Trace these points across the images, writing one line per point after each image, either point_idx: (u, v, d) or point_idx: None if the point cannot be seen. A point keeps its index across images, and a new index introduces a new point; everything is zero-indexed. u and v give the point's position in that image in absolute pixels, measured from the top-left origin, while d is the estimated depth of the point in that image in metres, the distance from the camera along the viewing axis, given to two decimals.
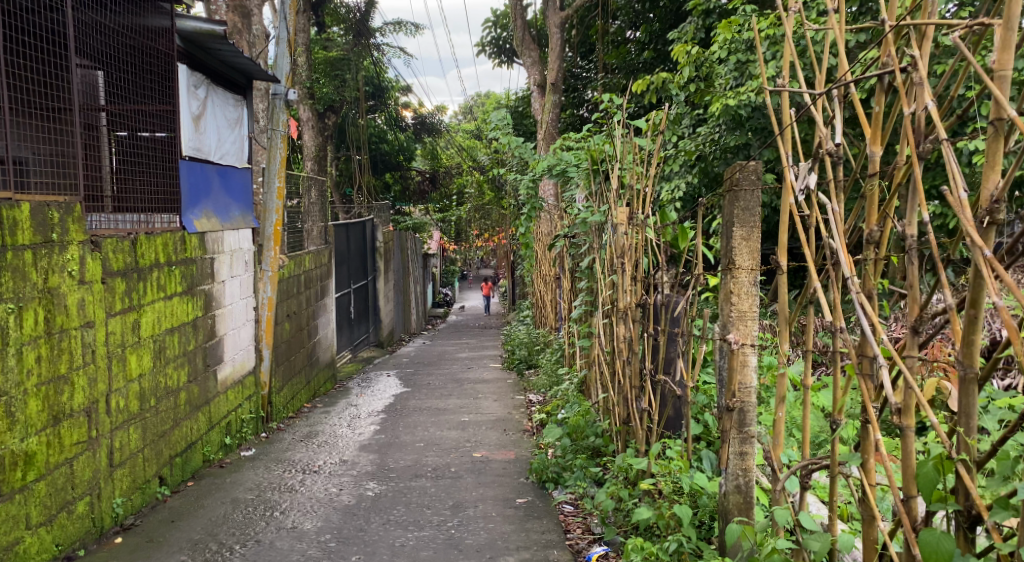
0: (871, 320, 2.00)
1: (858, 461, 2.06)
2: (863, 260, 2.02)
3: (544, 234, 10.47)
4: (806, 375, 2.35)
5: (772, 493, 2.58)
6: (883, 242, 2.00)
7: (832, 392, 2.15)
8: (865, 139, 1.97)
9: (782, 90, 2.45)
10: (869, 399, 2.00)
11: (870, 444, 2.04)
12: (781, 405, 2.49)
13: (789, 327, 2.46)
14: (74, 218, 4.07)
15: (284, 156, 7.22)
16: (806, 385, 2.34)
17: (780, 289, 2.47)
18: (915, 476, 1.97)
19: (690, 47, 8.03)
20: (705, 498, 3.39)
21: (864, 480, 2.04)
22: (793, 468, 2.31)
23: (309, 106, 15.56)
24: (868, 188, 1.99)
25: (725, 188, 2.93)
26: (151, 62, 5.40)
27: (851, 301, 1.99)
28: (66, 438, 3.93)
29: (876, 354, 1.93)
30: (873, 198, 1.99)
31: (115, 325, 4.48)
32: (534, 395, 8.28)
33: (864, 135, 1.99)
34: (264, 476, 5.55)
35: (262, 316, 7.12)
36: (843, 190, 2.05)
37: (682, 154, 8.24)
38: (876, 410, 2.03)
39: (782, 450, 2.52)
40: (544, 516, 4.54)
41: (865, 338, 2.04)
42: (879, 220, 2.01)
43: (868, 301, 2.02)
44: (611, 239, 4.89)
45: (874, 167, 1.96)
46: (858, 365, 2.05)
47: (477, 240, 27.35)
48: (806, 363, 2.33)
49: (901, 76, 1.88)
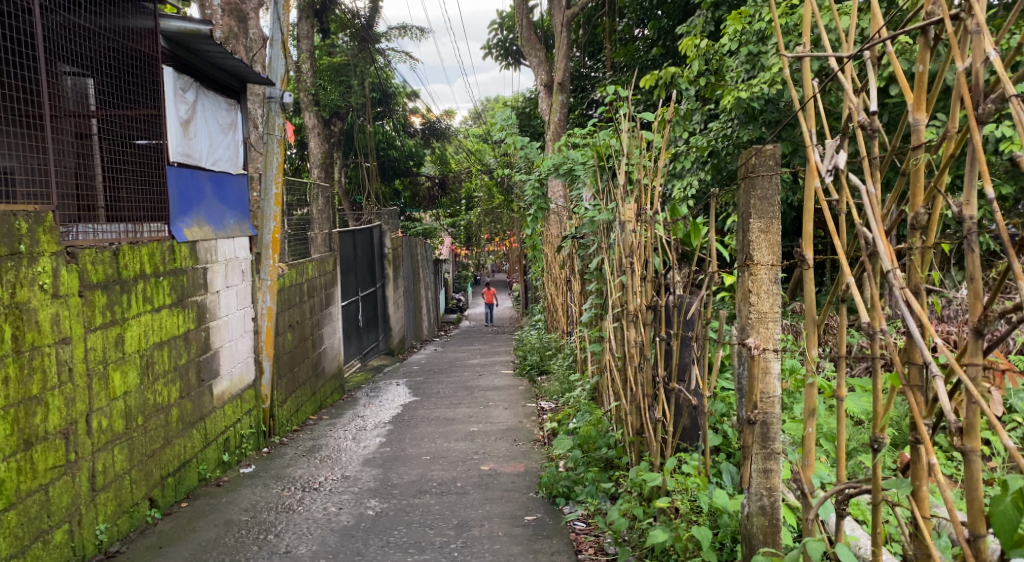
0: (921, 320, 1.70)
1: (908, 488, 1.78)
2: (910, 249, 1.73)
3: (553, 237, 10.20)
4: (839, 385, 2.05)
5: (802, 521, 2.27)
6: (931, 227, 1.72)
7: (873, 405, 1.85)
8: (908, 106, 1.68)
9: (803, 60, 2.16)
10: (920, 415, 1.71)
11: (923, 469, 1.75)
12: (811, 419, 2.19)
13: (817, 328, 2.16)
14: (45, 228, 3.84)
15: (280, 161, 6.99)
16: (840, 396, 2.04)
17: (808, 287, 2.16)
18: (982, 510, 1.69)
19: (699, 39, 7.73)
20: (726, 517, 3.10)
21: (916, 512, 1.76)
22: (826, 492, 2.00)
23: (315, 114, 15.25)
24: (914, 164, 1.72)
25: (740, 175, 2.66)
26: (134, 66, 5.14)
27: (895, 300, 1.68)
28: (41, 462, 3.71)
29: (929, 362, 1.64)
30: (918, 175, 1.72)
31: (95, 340, 4.24)
32: (546, 402, 7.99)
33: (906, 101, 1.69)
34: (262, 495, 5.28)
35: (262, 326, 6.87)
36: (879, 168, 1.75)
37: (694, 150, 7.95)
38: (929, 428, 1.75)
39: (813, 471, 2.22)
40: (554, 535, 4.25)
41: (913, 341, 1.74)
42: (928, 201, 1.73)
43: (916, 298, 1.73)
44: (619, 237, 4.58)
45: (919, 138, 1.66)
46: (905, 374, 1.76)
47: (488, 245, 27.12)
48: (838, 371, 2.03)
49: (952, 24, 1.62)
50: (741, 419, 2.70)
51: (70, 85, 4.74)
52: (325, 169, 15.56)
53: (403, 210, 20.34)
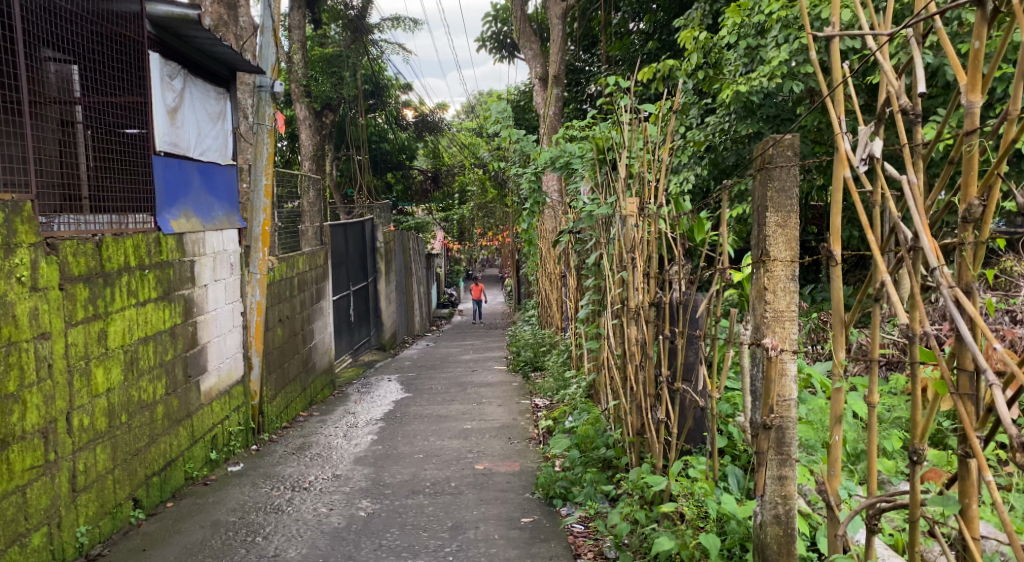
0: (969, 321, 1.72)
1: (957, 507, 1.78)
2: (961, 245, 1.74)
3: (548, 233, 10.05)
4: (871, 391, 2.01)
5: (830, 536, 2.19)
6: (985, 219, 1.71)
7: (913, 416, 1.82)
8: (962, 87, 1.71)
9: (831, 37, 2.06)
10: (972, 428, 1.70)
11: (974, 487, 1.76)
12: (838, 426, 2.14)
13: (845, 329, 2.17)
14: (22, 218, 3.67)
15: (270, 152, 6.83)
16: (873, 403, 2.00)
17: (836, 284, 2.15)
18: None
19: (698, 32, 7.59)
20: (734, 523, 2.98)
21: (966, 531, 1.77)
22: (858, 507, 1.93)
23: (306, 106, 15.04)
24: (967, 151, 1.73)
25: (756, 166, 2.56)
26: (119, 51, 4.96)
27: (942, 297, 1.69)
28: (18, 463, 3.56)
29: (986, 370, 1.60)
30: (971, 163, 1.73)
31: (76, 336, 4.09)
32: (540, 399, 7.86)
33: (960, 83, 1.72)
34: (251, 495, 5.14)
35: (251, 321, 6.70)
36: (921, 158, 1.76)
37: (691, 144, 7.81)
38: (980, 440, 1.74)
39: (840, 482, 2.15)
40: (552, 538, 4.12)
41: (962, 345, 1.73)
42: (982, 191, 1.72)
43: (967, 297, 1.72)
44: (620, 232, 4.44)
45: (974, 122, 1.69)
46: (955, 381, 1.74)
47: (481, 240, 26.92)
48: (872, 375, 2.00)
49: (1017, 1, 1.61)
50: (755, 423, 2.60)
51: (52, 71, 4.58)
52: (316, 161, 15.33)
53: (395, 204, 20.14)
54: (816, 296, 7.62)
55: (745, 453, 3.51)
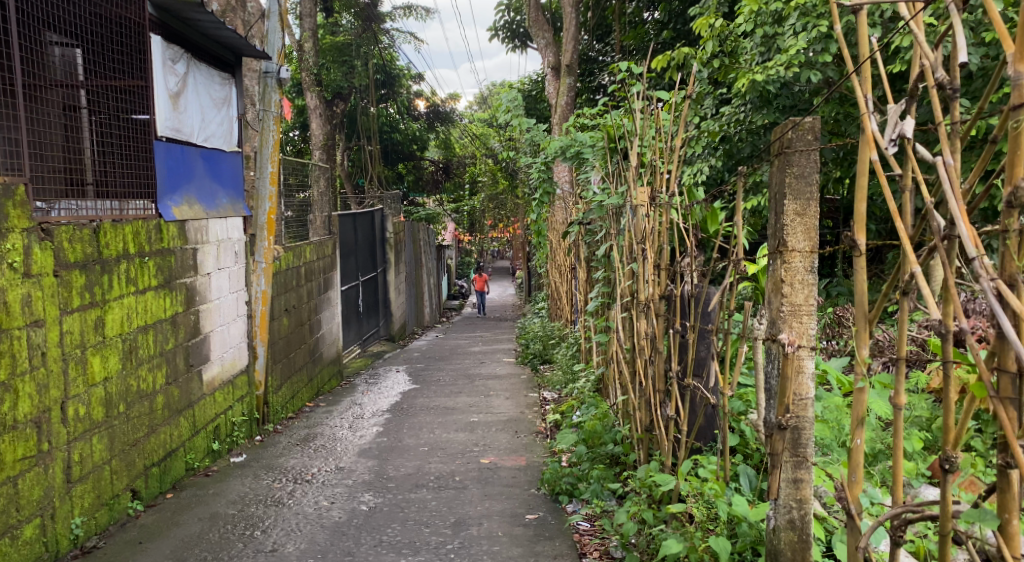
0: (1012, 316, 1.62)
1: (994, 522, 1.69)
2: (1005, 233, 1.63)
3: (558, 224, 9.93)
4: (897, 392, 1.90)
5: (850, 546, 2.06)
6: None
7: (948, 423, 1.74)
8: (1009, 56, 1.60)
9: (859, 12, 1.96)
10: (1014, 436, 1.60)
11: (1012, 500, 1.66)
12: (860, 429, 2.01)
13: (870, 324, 2.05)
14: (15, 202, 3.59)
15: (276, 139, 6.71)
16: (897, 406, 1.88)
17: (860, 275, 2.02)
18: None
19: (714, 19, 7.42)
20: (745, 525, 2.87)
21: (1005, 547, 1.67)
22: (883, 520, 1.84)
23: (317, 95, 14.90)
24: (1012, 128, 1.62)
25: (774, 151, 2.44)
26: (120, 34, 4.87)
27: (983, 290, 1.58)
28: (9, 453, 3.49)
29: None
30: (1016, 142, 1.62)
31: (72, 324, 4.00)
32: (549, 392, 7.75)
33: (1005, 52, 1.61)
34: (252, 487, 5.05)
35: (255, 310, 6.59)
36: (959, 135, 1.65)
37: (706, 135, 7.67)
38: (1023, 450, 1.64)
39: (861, 489, 2.02)
40: (557, 536, 4.01)
41: (1002, 344, 1.63)
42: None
43: (1011, 290, 1.62)
44: (630, 222, 4.32)
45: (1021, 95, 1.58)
46: (995, 383, 1.64)
47: (492, 232, 26.82)
48: (898, 375, 1.89)
49: None
50: (769, 423, 2.48)
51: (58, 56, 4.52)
52: (327, 151, 15.19)
53: (405, 194, 20.01)
54: (832, 290, 7.47)
55: (758, 453, 3.40)
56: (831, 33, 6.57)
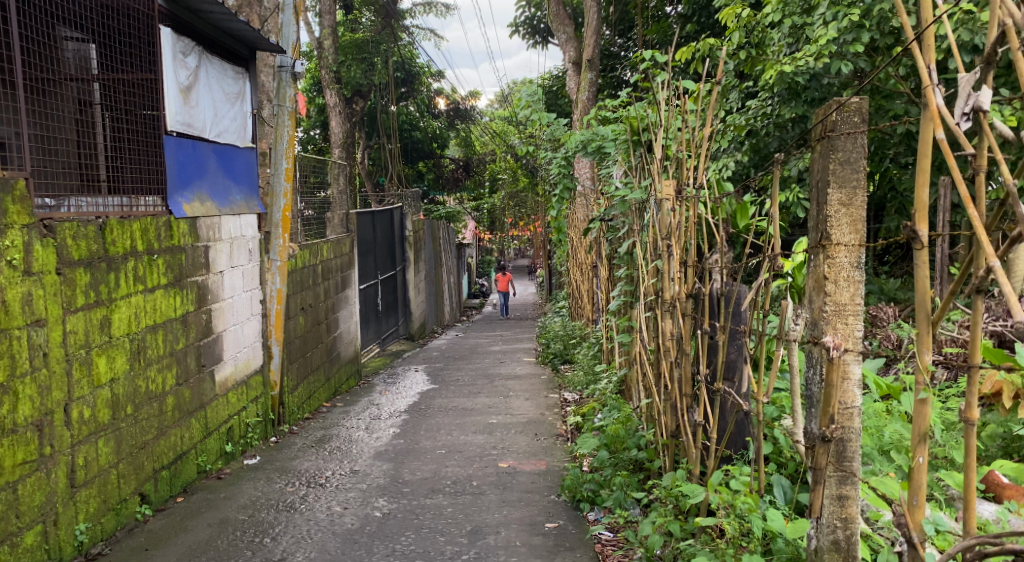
0: None
1: None
2: None
3: (579, 222, 9.74)
4: (971, 408, 1.87)
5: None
6: None
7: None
8: None
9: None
10: None
11: None
12: (922, 449, 2.01)
13: (932, 327, 1.99)
14: (14, 197, 3.48)
15: (291, 135, 6.56)
16: (972, 421, 1.87)
17: (922, 269, 1.97)
18: None
19: (741, 9, 7.20)
20: (781, 541, 2.71)
21: None
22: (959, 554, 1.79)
23: (336, 92, 14.75)
24: None
25: (816, 136, 2.31)
26: (128, 25, 4.72)
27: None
28: (7, 458, 3.36)
29: None
30: None
31: (76, 323, 3.88)
32: (570, 393, 7.56)
33: None
34: (263, 490, 4.91)
35: (270, 309, 6.45)
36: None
37: (731, 129, 7.47)
38: None
39: (924, 513, 2.05)
40: (578, 547, 3.84)
41: None
42: None
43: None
44: (654, 217, 4.13)
45: None
46: None
47: (514, 232, 26.66)
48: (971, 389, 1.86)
49: None
50: (811, 435, 2.34)
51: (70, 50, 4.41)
52: (347, 148, 14.95)
53: (425, 192, 19.90)
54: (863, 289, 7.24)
55: (792, 461, 3.25)
56: (862, 22, 6.34)
